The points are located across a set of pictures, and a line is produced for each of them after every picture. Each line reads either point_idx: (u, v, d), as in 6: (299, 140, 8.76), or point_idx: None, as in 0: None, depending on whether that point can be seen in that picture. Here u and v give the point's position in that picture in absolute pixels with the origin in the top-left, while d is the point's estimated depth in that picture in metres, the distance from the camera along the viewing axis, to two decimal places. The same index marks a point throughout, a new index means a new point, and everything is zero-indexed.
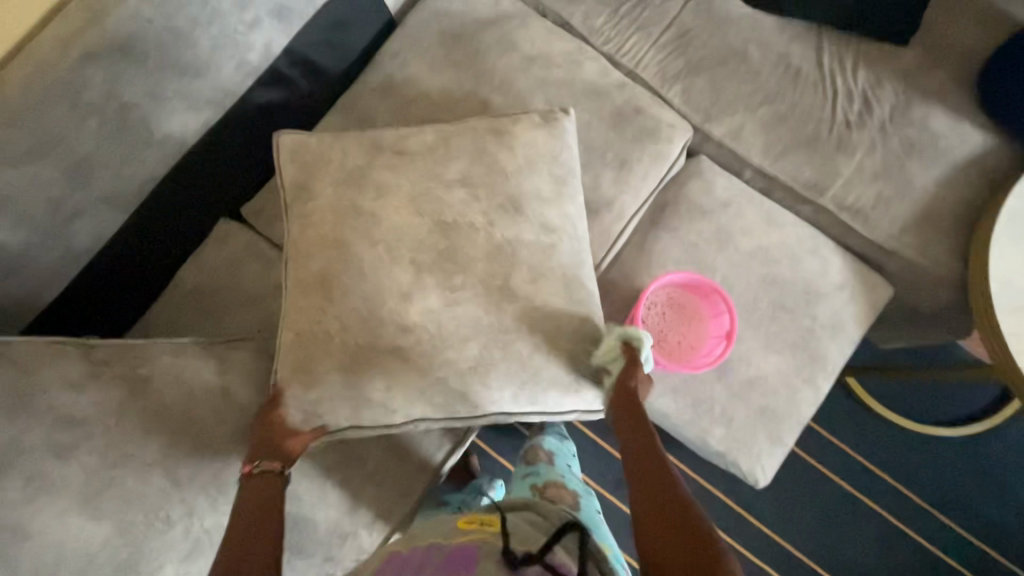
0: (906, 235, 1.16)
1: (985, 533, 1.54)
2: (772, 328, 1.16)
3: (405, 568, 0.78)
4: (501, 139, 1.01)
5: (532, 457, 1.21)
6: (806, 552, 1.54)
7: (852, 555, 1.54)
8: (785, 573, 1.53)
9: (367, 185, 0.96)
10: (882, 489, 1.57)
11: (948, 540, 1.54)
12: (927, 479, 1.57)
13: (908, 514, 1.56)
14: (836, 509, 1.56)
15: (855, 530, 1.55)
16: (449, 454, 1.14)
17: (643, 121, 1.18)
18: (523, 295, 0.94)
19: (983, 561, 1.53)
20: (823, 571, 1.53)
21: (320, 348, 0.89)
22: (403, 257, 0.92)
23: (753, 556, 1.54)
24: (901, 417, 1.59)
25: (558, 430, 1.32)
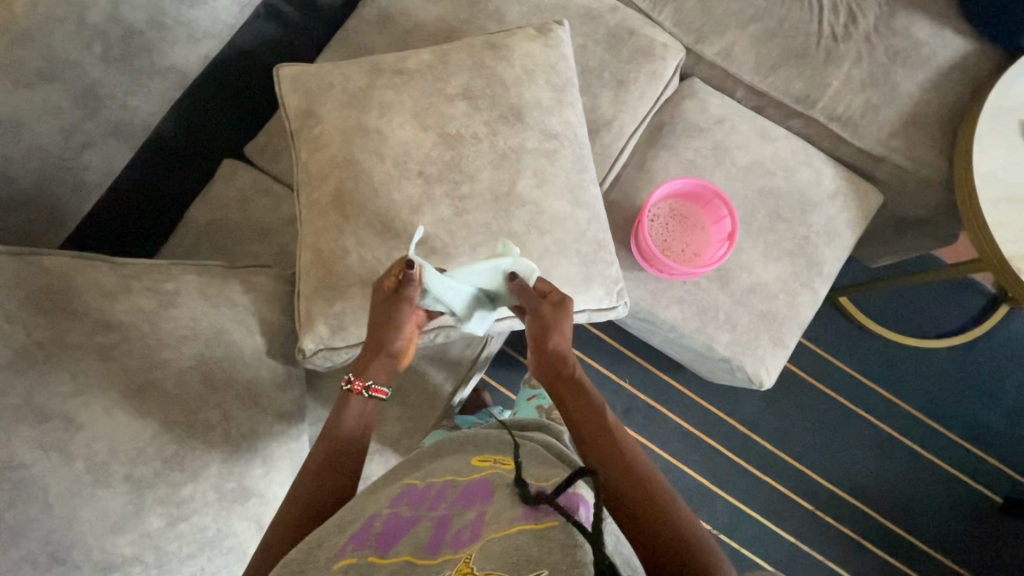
0: (894, 140, 1.21)
1: (973, 435, 1.63)
2: (771, 237, 1.21)
3: (419, 505, 0.69)
4: (495, 52, 0.94)
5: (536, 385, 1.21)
6: (807, 464, 1.62)
7: (850, 464, 1.62)
8: (788, 484, 1.61)
9: (367, 103, 0.91)
10: (876, 401, 1.64)
11: (939, 444, 1.63)
12: (918, 388, 1.65)
13: (901, 422, 1.64)
14: (833, 423, 1.64)
15: (853, 441, 1.63)
16: (457, 388, 1.15)
17: (638, 41, 1.20)
18: (530, 201, 0.87)
19: (972, 461, 1.62)
20: (824, 480, 1.61)
21: (341, 267, 0.88)
22: (411, 171, 0.87)
23: (758, 472, 1.61)
24: (893, 332, 1.65)
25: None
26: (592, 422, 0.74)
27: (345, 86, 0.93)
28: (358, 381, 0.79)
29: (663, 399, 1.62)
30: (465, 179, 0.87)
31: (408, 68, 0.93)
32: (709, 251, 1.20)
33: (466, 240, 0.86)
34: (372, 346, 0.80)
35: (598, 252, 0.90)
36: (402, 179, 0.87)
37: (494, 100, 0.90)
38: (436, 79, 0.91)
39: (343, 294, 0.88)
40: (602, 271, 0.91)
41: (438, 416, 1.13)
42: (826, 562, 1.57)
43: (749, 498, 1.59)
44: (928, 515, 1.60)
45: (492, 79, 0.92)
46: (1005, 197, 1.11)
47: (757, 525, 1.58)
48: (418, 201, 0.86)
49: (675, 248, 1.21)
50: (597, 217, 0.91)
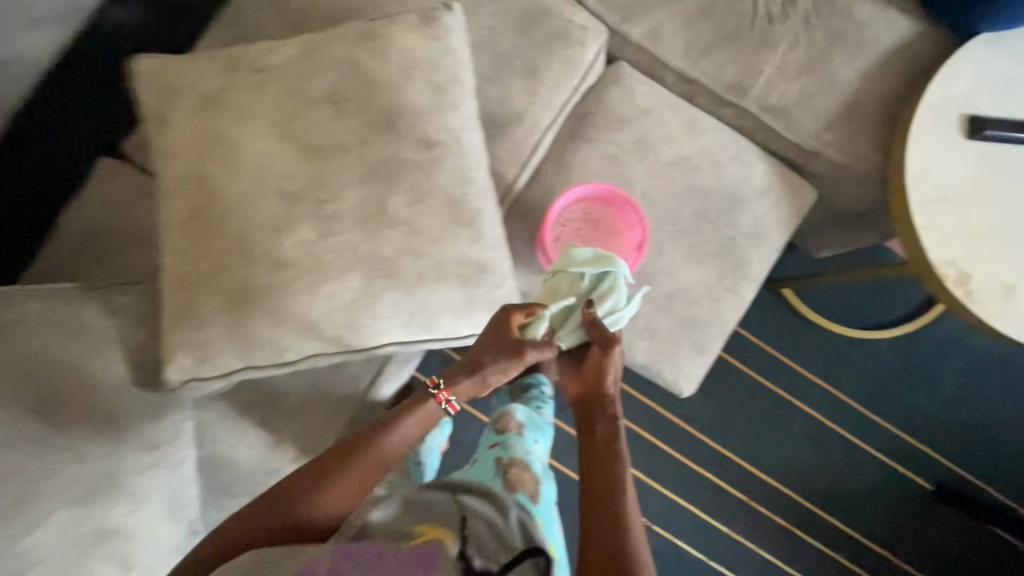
0: (828, 133, 1.12)
1: (911, 424, 1.62)
2: (694, 240, 1.14)
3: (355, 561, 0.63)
4: (370, 45, 0.84)
5: (501, 429, 1.02)
6: (743, 455, 1.61)
7: (786, 455, 1.62)
8: (723, 476, 1.60)
9: (224, 107, 0.81)
10: (816, 393, 1.62)
11: (875, 434, 1.62)
12: (857, 378, 1.63)
13: (840, 413, 1.62)
14: (772, 416, 1.62)
15: (790, 433, 1.62)
16: (374, 381, 1.09)
17: (553, 23, 1.10)
18: (402, 221, 0.79)
19: (908, 450, 1.62)
20: (760, 472, 1.61)
21: (198, 292, 0.80)
22: (269, 188, 0.78)
23: (693, 465, 1.60)
24: (834, 323, 1.62)
25: (540, 396, 1.10)
26: (602, 477, 0.74)
27: (199, 86, 0.83)
28: (444, 390, 0.80)
29: None
30: (329, 197, 0.78)
31: (272, 66, 0.83)
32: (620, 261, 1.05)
33: (333, 264, 0.79)
34: (472, 364, 0.79)
35: (481, 273, 0.83)
36: (260, 197, 0.78)
37: (363, 104, 0.81)
38: (299, 80, 0.82)
39: (202, 321, 0.81)
40: (487, 294, 0.83)
41: (349, 418, 1.08)
42: (756, 551, 1.59)
43: (684, 491, 1.59)
44: (859, 504, 1.61)
45: (363, 79, 0.82)
46: (940, 197, 1.04)
47: (691, 517, 1.58)
48: (279, 220, 0.78)
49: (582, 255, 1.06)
50: (482, 235, 0.83)
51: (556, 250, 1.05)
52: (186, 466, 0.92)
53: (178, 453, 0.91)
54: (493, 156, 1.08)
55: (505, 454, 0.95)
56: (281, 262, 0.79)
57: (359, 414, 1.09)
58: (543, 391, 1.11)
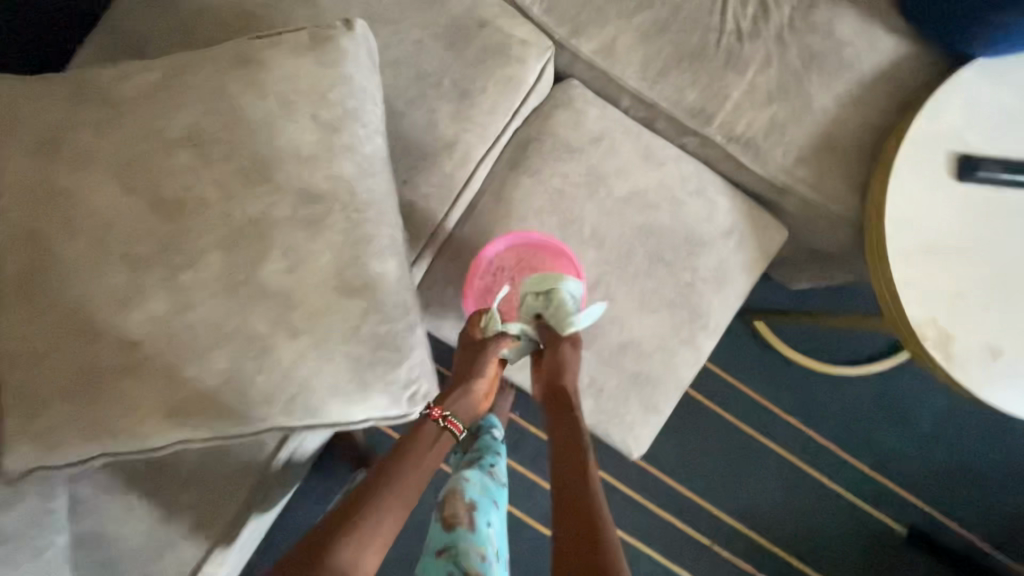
0: (801, 168, 0.99)
1: (887, 466, 1.52)
2: (649, 285, 1.01)
3: None
4: (246, 73, 0.70)
5: (450, 526, 0.79)
6: (709, 496, 1.51)
7: (753, 497, 1.51)
8: (685, 520, 1.50)
9: (60, 147, 0.66)
10: (786, 430, 1.52)
11: (849, 476, 1.52)
12: (830, 416, 1.53)
13: (811, 453, 1.52)
14: (738, 455, 1.52)
15: (759, 474, 1.52)
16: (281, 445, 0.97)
17: (489, 37, 0.95)
18: (276, 292, 0.66)
19: (884, 494, 1.52)
20: (726, 515, 1.51)
21: (31, 371, 0.66)
22: (112, 252, 0.65)
23: (654, 507, 1.49)
24: (806, 357, 1.51)
25: (489, 459, 0.92)
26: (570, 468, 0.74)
27: (30, 119, 0.68)
28: (435, 410, 0.81)
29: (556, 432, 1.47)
30: (187, 263, 0.65)
31: (122, 96, 0.68)
32: None
33: (193, 343, 0.65)
34: (456, 380, 0.85)
35: (378, 350, 0.70)
36: (102, 261, 0.65)
37: (231, 148, 0.67)
38: (154, 115, 0.67)
39: (36, 408, 0.66)
40: (385, 374, 0.70)
41: (254, 485, 0.96)
42: None
43: (644, 537, 1.48)
44: (830, 549, 1.51)
45: (233, 117, 0.68)
46: (920, 247, 0.92)
47: (652, 564, 1.48)
48: (125, 291, 0.65)
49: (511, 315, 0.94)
50: (379, 305, 0.70)
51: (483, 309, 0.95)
52: (59, 552, 0.81)
53: (45, 539, 0.80)
54: (417, 191, 0.93)
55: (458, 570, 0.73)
56: (129, 340, 0.65)
57: (264, 481, 0.97)
58: (490, 453, 0.94)
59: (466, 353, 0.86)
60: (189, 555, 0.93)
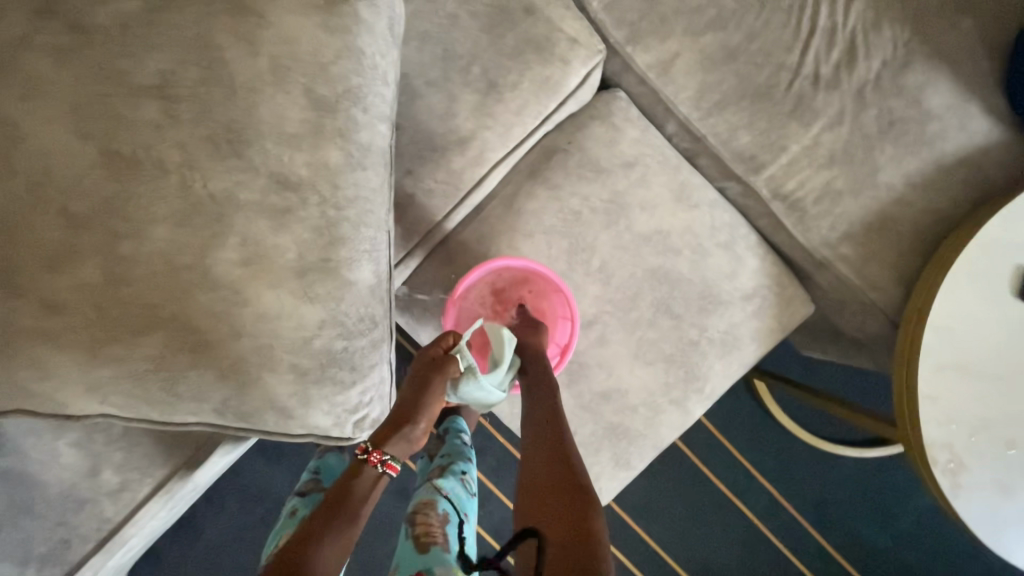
0: (845, 245, 0.89)
1: (871, 568, 1.36)
2: (648, 335, 0.93)
3: None
4: (238, 23, 0.59)
5: (423, 542, 0.69)
6: (675, 556, 1.35)
7: (719, 567, 1.36)
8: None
9: (5, 63, 0.57)
10: (771, 504, 1.36)
11: (828, 567, 1.36)
12: (817, 499, 1.37)
13: (792, 535, 1.36)
14: (714, 519, 1.36)
15: (733, 544, 1.36)
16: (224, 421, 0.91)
17: (534, 24, 0.83)
18: (225, 286, 0.58)
19: None
20: None
21: None
22: (46, 201, 0.56)
23: (616, 553, 1.34)
24: (802, 430, 1.36)
25: (461, 466, 0.88)
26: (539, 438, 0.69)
27: None
28: (374, 453, 0.64)
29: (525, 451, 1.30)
30: (130, 233, 0.57)
31: (93, 23, 0.59)
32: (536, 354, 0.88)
33: (123, 321, 0.58)
34: (401, 411, 0.67)
35: (328, 367, 0.62)
36: (32, 210, 0.56)
37: (202, 110, 0.57)
38: (122, 52, 0.58)
39: None
40: (330, 395, 0.63)
41: (189, 454, 0.91)
42: None
43: None
44: None
45: (213, 73, 0.58)
46: (955, 364, 0.82)
47: None
48: (50, 249, 0.56)
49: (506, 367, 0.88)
50: (340, 317, 0.62)
51: (464, 315, 0.86)
52: None
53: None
54: (419, 184, 0.84)
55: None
56: (49, 303, 0.58)
57: (199, 455, 0.91)
58: (465, 460, 0.90)
59: (419, 379, 0.69)
60: (113, 512, 0.90)
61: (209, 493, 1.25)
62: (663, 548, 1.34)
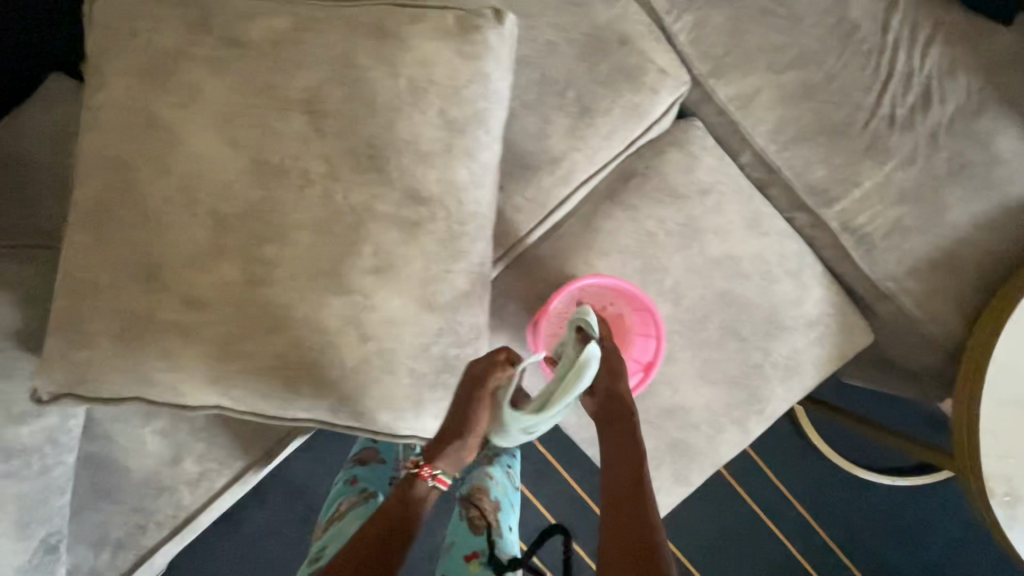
0: (910, 279, 0.92)
1: None
2: (714, 355, 0.96)
3: None
4: (381, 46, 0.63)
5: (478, 527, 0.81)
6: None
7: None
8: None
9: (168, 73, 0.62)
10: (805, 528, 1.38)
11: None
12: (850, 526, 1.39)
13: (825, 560, 1.38)
14: (749, 540, 1.38)
15: (766, 566, 1.37)
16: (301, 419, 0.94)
17: (627, 55, 0.87)
18: (356, 291, 0.61)
19: None
20: None
21: (85, 301, 0.62)
22: (198, 204, 0.60)
23: None
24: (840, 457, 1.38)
25: (509, 456, 0.94)
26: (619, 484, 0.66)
27: (152, 39, 0.63)
28: (425, 467, 0.66)
29: (567, 464, 1.31)
30: (273, 237, 0.60)
31: (249, 38, 0.63)
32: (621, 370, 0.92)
33: (258, 319, 0.61)
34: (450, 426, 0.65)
35: (440, 373, 0.66)
36: (185, 211, 0.60)
37: (346, 126, 0.61)
38: (273, 67, 0.62)
39: (89, 335, 0.63)
40: (440, 400, 0.66)
41: (266, 449, 0.94)
42: None
43: None
44: None
45: (357, 91, 0.62)
46: (1017, 400, 0.85)
47: None
48: (200, 247, 0.60)
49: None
50: (455, 326, 0.65)
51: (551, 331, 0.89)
52: (65, 471, 0.80)
53: (52, 459, 0.78)
54: (509, 200, 0.87)
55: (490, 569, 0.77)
56: (189, 299, 0.61)
57: (276, 450, 0.94)
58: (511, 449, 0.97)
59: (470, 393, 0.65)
60: (189, 501, 0.92)
61: (259, 487, 1.27)
62: (697, 567, 1.36)
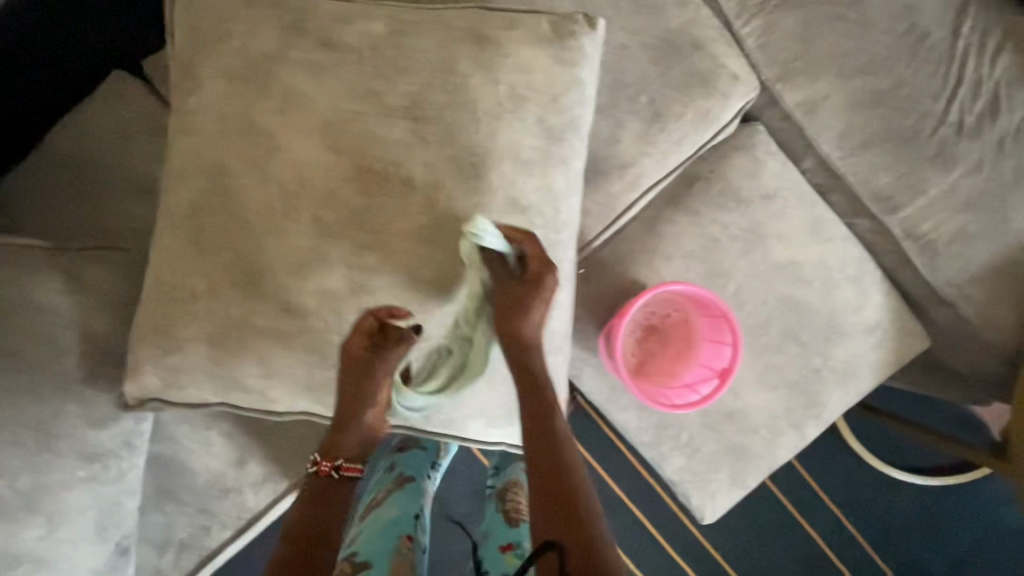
0: (972, 286, 0.93)
1: None
2: (775, 360, 0.96)
3: None
4: (480, 52, 0.63)
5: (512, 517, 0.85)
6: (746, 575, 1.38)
7: None
8: None
9: (266, 77, 0.61)
10: (842, 529, 1.40)
11: None
12: (882, 527, 1.40)
13: (860, 560, 1.40)
14: (786, 540, 1.39)
15: (803, 566, 1.39)
16: None
17: (700, 60, 0.87)
18: (459, 300, 0.62)
19: None
20: None
21: (181, 308, 0.61)
22: (301, 211, 0.60)
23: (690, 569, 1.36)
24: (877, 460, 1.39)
25: None
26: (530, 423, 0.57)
27: (246, 41, 0.62)
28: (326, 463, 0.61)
29: (607, 464, 1.32)
30: (376, 245, 0.60)
31: (345, 42, 0.62)
32: (691, 375, 0.91)
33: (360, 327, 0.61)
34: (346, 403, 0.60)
35: None
36: (288, 218, 0.60)
37: (448, 133, 0.61)
38: (374, 73, 0.61)
39: (182, 338, 0.62)
40: None
41: None
42: None
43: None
44: None
45: (458, 98, 0.61)
46: None
47: None
48: (302, 255, 0.60)
49: (676, 390, 0.93)
50: None
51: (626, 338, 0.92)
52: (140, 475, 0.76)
53: (127, 463, 0.74)
54: None
55: (521, 555, 0.76)
56: (289, 306, 0.61)
57: None
58: None
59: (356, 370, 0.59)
60: (253, 502, 0.92)
61: None
62: (735, 567, 1.37)
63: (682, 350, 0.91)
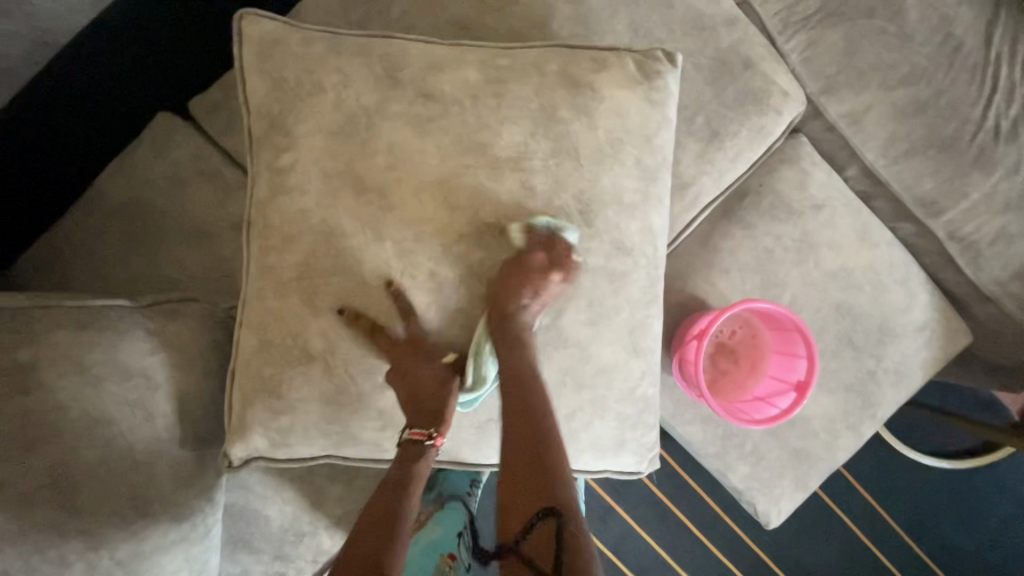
0: (1014, 284, 0.97)
1: None
2: (832, 365, 0.99)
3: None
4: (573, 98, 0.66)
5: None
6: None
7: None
8: None
9: (372, 137, 0.64)
10: None
11: None
12: (943, 531, 1.34)
13: None
14: None
15: None
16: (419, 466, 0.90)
17: (751, 79, 0.88)
18: (573, 343, 0.66)
19: None
20: None
21: (293, 369, 0.65)
22: (418, 266, 0.63)
23: None
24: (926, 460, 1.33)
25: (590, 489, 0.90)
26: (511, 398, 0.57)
27: (347, 99, 0.64)
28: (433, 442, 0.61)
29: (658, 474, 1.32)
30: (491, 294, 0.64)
31: (442, 92, 0.65)
32: (763, 385, 0.97)
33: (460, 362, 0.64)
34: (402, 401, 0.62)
35: (641, 414, 0.72)
36: (406, 273, 0.63)
37: (549, 184, 0.64)
38: (470, 126, 0.64)
39: (290, 397, 0.66)
40: (639, 439, 0.72)
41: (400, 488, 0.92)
42: None
43: None
44: None
45: (549, 146, 0.64)
46: None
47: None
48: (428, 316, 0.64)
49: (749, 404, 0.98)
50: (653, 366, 0.71)
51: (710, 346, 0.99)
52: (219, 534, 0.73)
53: (211, 519, 0.71)
54: None
55: None
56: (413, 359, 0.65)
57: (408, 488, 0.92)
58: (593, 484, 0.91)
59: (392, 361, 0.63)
60: (329, 544, 0.89)
61: None
62: None
63: (758, 365, 0.98)
